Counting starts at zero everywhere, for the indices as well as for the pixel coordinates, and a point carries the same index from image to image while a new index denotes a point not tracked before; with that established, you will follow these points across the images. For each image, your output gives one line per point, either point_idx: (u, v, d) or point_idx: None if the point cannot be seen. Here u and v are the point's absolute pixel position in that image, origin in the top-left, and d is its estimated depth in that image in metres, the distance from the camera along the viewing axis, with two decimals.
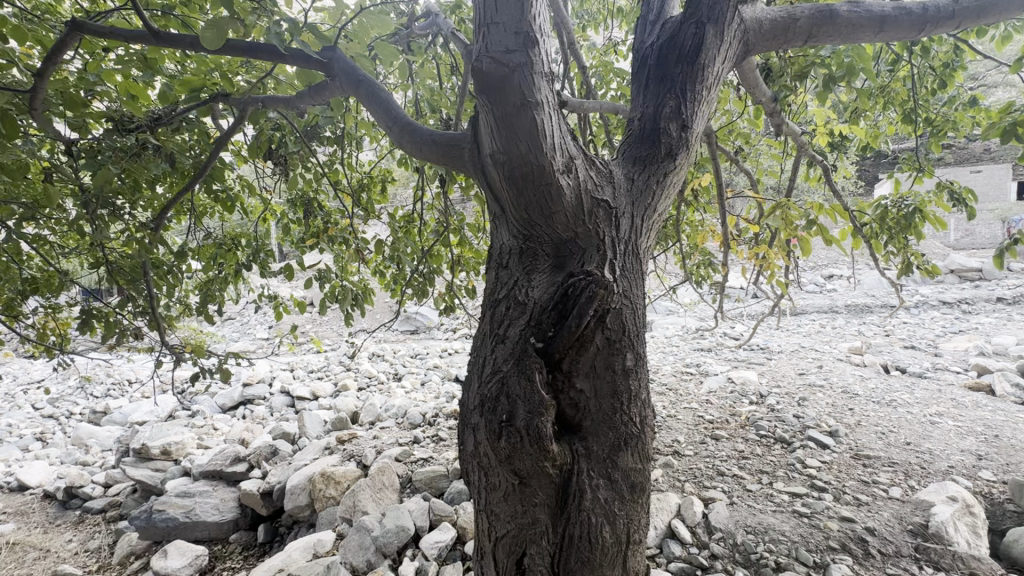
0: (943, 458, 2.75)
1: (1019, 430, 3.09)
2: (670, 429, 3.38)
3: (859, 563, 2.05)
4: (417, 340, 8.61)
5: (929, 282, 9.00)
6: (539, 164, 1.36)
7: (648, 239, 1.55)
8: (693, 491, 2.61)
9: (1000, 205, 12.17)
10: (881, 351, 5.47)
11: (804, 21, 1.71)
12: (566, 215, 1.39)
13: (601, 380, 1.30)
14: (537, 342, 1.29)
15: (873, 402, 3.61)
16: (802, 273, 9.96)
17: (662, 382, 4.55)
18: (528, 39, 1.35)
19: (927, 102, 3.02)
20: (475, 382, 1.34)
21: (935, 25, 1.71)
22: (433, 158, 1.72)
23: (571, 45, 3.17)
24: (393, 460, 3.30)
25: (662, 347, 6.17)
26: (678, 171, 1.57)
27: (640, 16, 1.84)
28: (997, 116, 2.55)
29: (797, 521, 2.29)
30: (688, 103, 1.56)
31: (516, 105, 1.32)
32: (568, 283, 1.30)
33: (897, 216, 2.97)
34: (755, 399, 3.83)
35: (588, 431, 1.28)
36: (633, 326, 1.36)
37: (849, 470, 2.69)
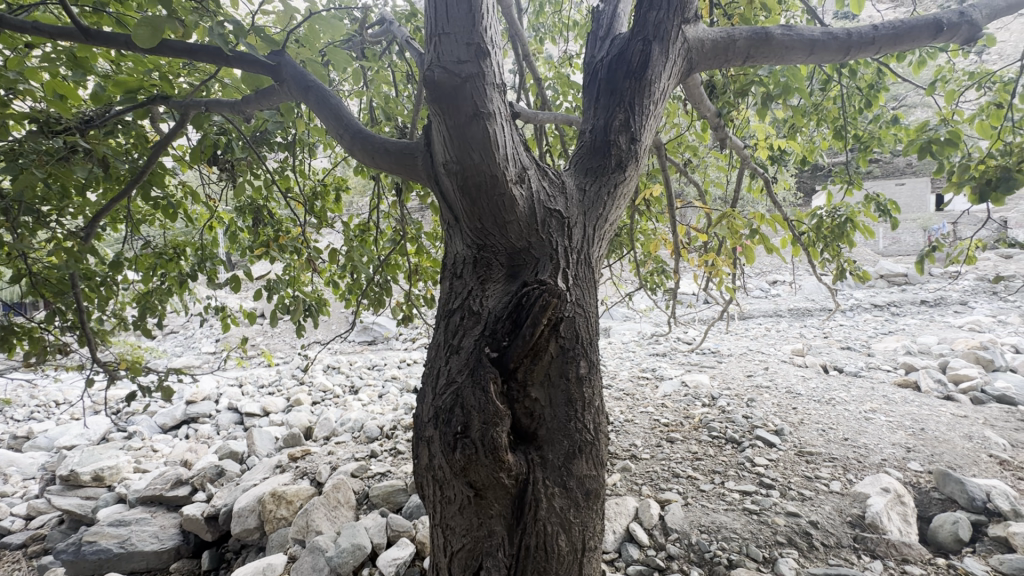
0: (877, 452, 2.94)
1: (942, 422, 3.35)
2: (627, 434, 3.45)
3: (804, 555, 2.16)
4: (374, 351, 8.42)
5: (862, 286, 9.66)
6: (492, 174, 1.37)
7: (601, 249, 1.58)
8: (650, 494, 2.67)
9: (921, 215, 13.25)
10: (820, 352, 5.81)
11: (742, 42, 1.80)
12: (519, 224, 1.41)
13: (555, 389, 1.30)
14: (492, 351, 1.28)
15: (814, 401, 3.82)
16: (748, 279, 10.47)
17: (620, 387, 4.65)
18: (480, 51, 1.37)
19: (855, 120, 3.25)
20: (430, 393, 1.33)
21: (858, 50, 1.84)
22: (386, 167, 1.69)
23: (526, 56, 3.22)
24: (348, 476, 3.20)
25: (619, 353, 6.32)
26: (629, 182, 1.61)
27: (591, 33, 1.90)
28: (916, 133, 2.77)
29: (747, 518, 2.38)
30: (638, 116, 1.62)
31: (468, 115, 1.33)
32: (522, 292, 1.31)
33: (831, 226, 3.18)
34: (707, 401, 3.97)
35: (542, 440, 1.28)
36: (587, 334, 1.38)
37: (793, 466, 2.83)
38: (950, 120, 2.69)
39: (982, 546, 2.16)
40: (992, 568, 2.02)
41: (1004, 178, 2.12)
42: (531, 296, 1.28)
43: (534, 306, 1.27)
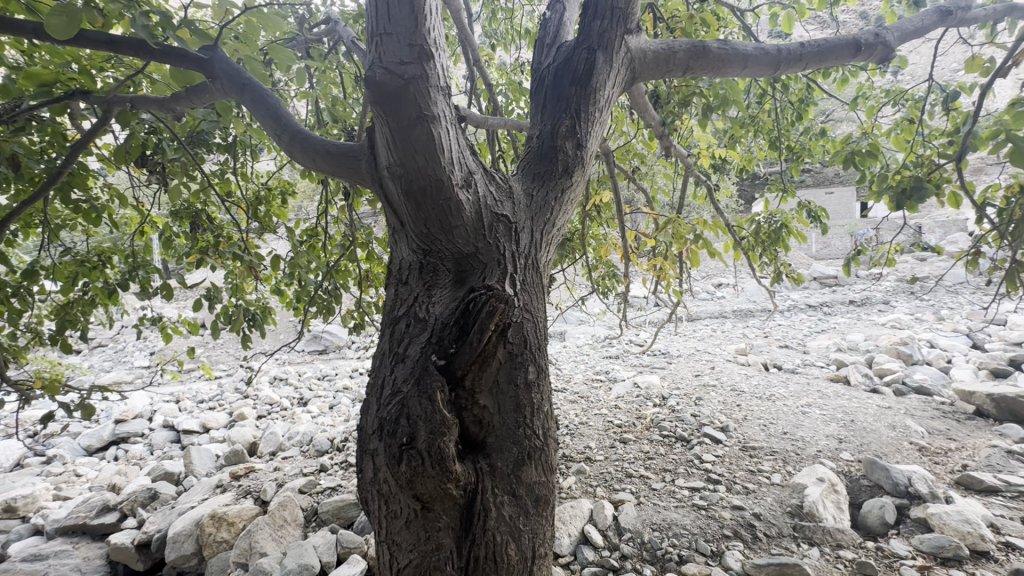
0: (813, 444, 3.11)
1: (869, 414, 3.60)
2: (581, 437, 3.49)
3: (749, 546, 2.24)
4: (325, 360, 8.12)
5: (797, 288, 10.28)
6: (437, 178, 1.35)
7: (549, 254, 1.58)
8: (604, 495, 2.70)
9: (848, 221, 14.29)
10: (761, 351, 6.12)
11: (682, 54, 1.87)
12: (466, 229, 1.39)
13: (504, 396, 1.29)
14: (439, 359, 1.25)
15: (756, 397, 4.01)
16: (695, 283, 10.92)
17: (575, 390, 4.71)
18: (423, 52, 1.34)
19: (789, 132, 3.45)
20: (374, 404, 1.29)
21: (788, 65, 1.95)
22: (329, 170, 1.63)
23: (476, 61, 3.21)
24: (295, 493, 3.05)
25: (574, 357, 6.41)
26: (576, 188, 1.63)
27: (538, 40, 1.92)
28: (841, 145, 2.98)
29: (696, 514, 2.45)
30: (583, 123, 1.64)
31: (411, 118, 1.30)
32: (468, 298, 1.28)
33: (768, 231, 3.35)
34: (658, 401, 4.09)
35: (491, 448, 1.27)
36: (535, 339, 1.38)
37: (738, 461, 2.95)
38: (870, 133, 2.91)
39: (905, 527, 2.32)
40: (914, 547, 2.17)
41: (917, 187, 2.31)
42: (478, 302, 1.26)
43: (481, 312, 1.25)
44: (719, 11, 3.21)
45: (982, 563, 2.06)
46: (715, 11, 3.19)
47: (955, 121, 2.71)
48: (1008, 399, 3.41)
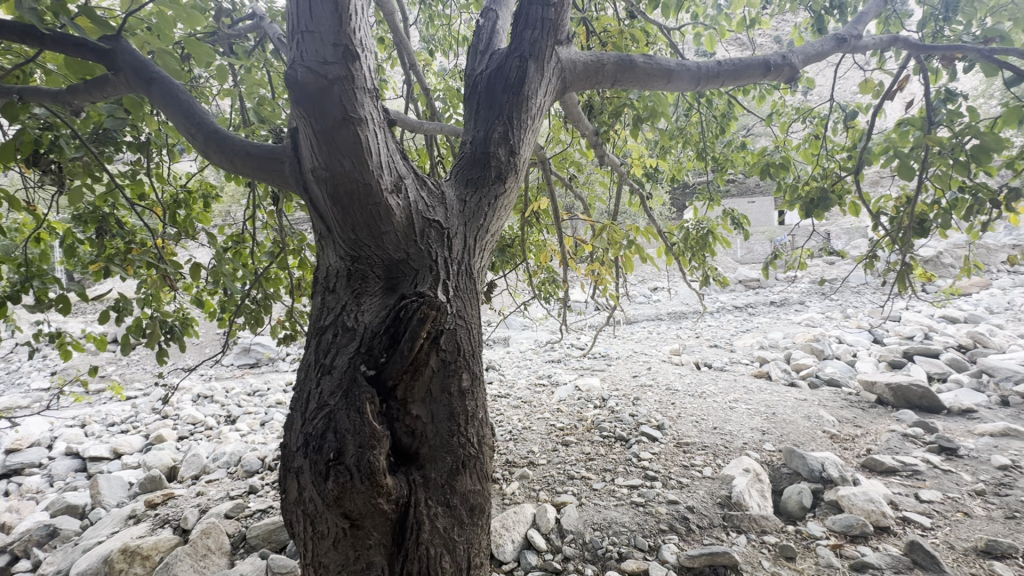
0: (740, 437, 3.30)
1: (788, 406, 3.88)
2: (524, 441, 3.51)
3: (683, 539, 2.33)
4: (255, 374, 7.64)
5: (725, 291, 10.96)
6: (365, 183, 1.31)
7: (483, 259, 1.58)
8: (547, 498, 2.72)
9: (767, 229, 15.43)
10: (693, 350, 6.46)
11: (609, 67, 1.94)
12: (396, 235, 1.36)
13: (437, 404, 1.27)
14: (368, 369, 1.22)
15: (689, 395, 4.21)
16: (632, 287, 11.35)
17: (518, 395, 4.73)
18: (348, 53, 1.30)
19: (713, 144, 3.67)
20: (300, 419, 1.23)
21: (707, 81, 2.06)
22: (249, 173, 1.54)
23: (412, 66, 3.17)
24: (220, 518, 2.83)
25: (517, 362, 6.45)
26: (509, 194, 1.64)
27: (470, 46, 1.93)
28: (759, 157, 3.20)
29: (634, 511, 2.53)
30: (516, 129, 1.65)
31: (336, 120, 1.26)
32: (399, 305, 1.25)
33: (697, 237, 3.54)
34: (598, 402, 4.19)
35: (425, 458, 1.24)
36: (469, 346, 1.37)
37: (673, 457, 3.07)
38: (783, 147, 3.16)
39: (820, 509, 2.51)
40: (828, 528, 2.35)
41: (822, 197, 2.52)
42: (409, 309, 1.23)
43: (412, 319, 1.22)
44: (648, 28, 3.37)
45: (885, 537, 2.27)
46: (644, 28, 3.35)
47: (854, 137, 3.00)
48: (903, 387, 3.79)
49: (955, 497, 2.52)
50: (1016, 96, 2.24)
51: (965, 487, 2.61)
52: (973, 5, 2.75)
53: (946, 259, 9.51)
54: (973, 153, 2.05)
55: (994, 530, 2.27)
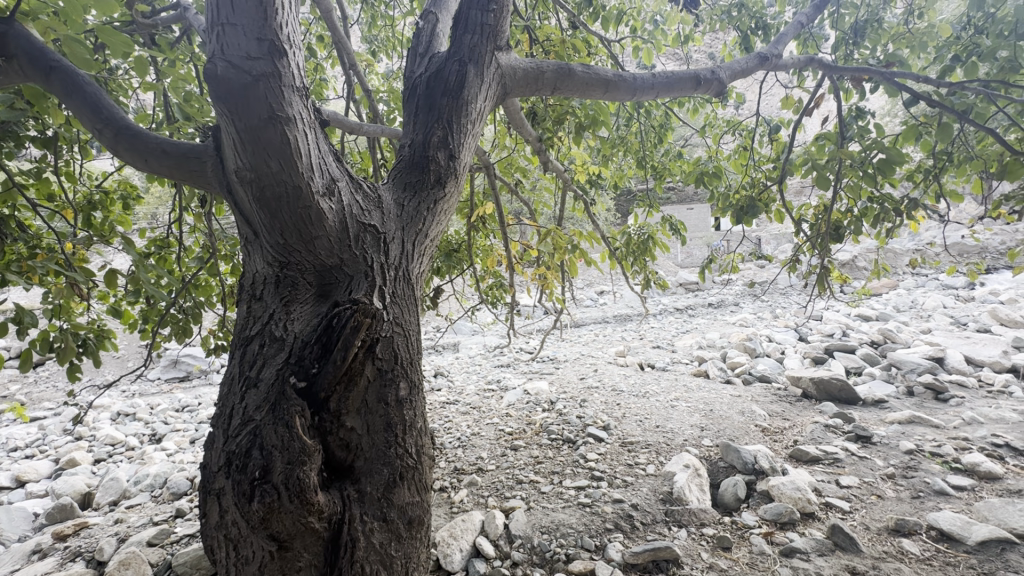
0: (681, 434, 3.43)
1: (724, 403, 4.08)
2: (473, 448, 3.48)
3: (628, 536, 2.38)
4: (185, 389, 7.12)
5: (666, 294, 11.43)
6: (294, 185, 1.25)
7: (422, 264, 1.55)
8: (495, 504, 2.71)
9: (704, 234, 16.25)
10: (638, 351, 6.67)
11: (549, 74, 1.96)
12: (329, 240, 1.31)
13: (373, 415, 1.23)
14: (298, 381, 1.17)
15: (633, 395, 4.33)
16: (579, 291, 11.59)
17: (467, 401, 4.69)
18: (274, 48, 1.24)
19: (652, 153, 3.82)
20: (223, 437, 1.16)
21: (643, 92, 2.12)
22: (167, 172, 1.43)
23: (353, 66, 3.08)
24: (142, 547, 2.58)
25: (466, 368, 6.40)
26: (449, 198, 1.62)
27: (410, 48, 1.90)
28: (695, 166, 3.35)
29: (581, 512, 2.56)
30: (455, 133, 1.64)
31: (262, 118, 1.20)
32: (331, 314, 1.20)
33: (638, 242, 3.66)
34: (547, 405, 4.23)
35: (360, 472, 1.21)
36: (407, 354, 1.34)
37: (618, 457, 3.14)
38: (715, 157, 3.33)
39: (753, 499, 2.65)
40: (760, 517, 2.48)
41: (751, 205, 2.68)
42: (342, 317, 1.19)
43: (345, 328, 1.17)
44: (590, 39, 3.46)
45: (810, 522, 2.42)
46: (586, 39, 3.43)
47: (777, 149, 3.22)
48: (824, 381, 4.09)
49: (870, 481, 2.74)
50: (913, 116, 2.48)
51: (878, 471, 2.84)
52: (877, 32, 3.03)
53: (860, 263, 10.40)
54: (879, 166, 2.23)
55: (902, 509, 2.49)
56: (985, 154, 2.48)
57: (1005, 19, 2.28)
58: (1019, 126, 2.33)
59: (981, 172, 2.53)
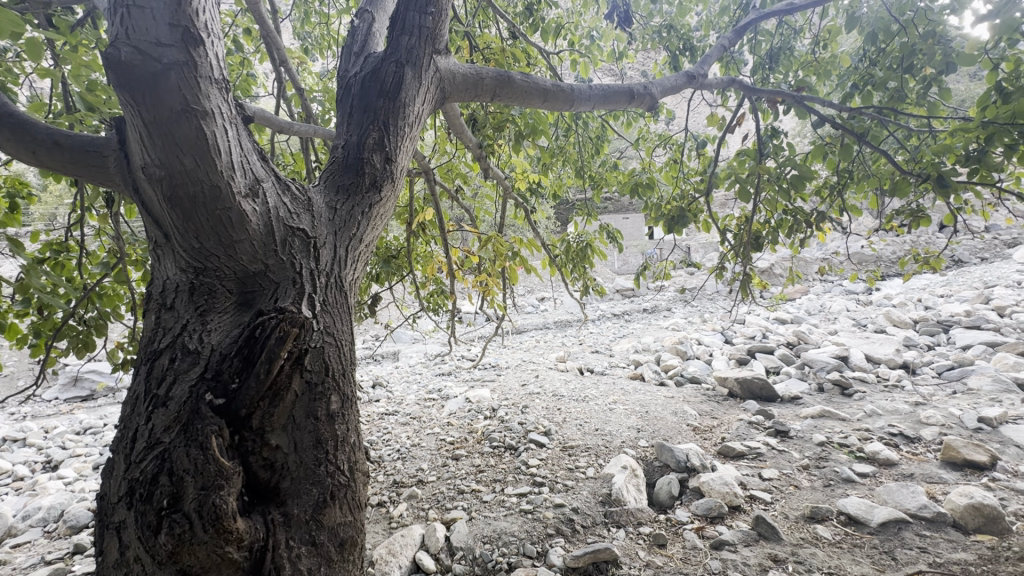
0: (619, 436, 3.52)
1: (658, 404, 4.24)
2: (413, 460, 3.39)
3: (569, 540, 2.40)
4: (88, 408, 6.41)
5: (604, 300, 11.80)
6: (212, 185, 1.16)
7: (356, 271, 1.49)
8: (436, 517, 2.65)
9: (639, 242, 16.95)
10: (577, 356, 6.81)
11: (488, 81, 1.96)
12: (251, 244, 1.22)
13: (301, 432, 1.16)
14: (215, 398, 1.07)
15: (573, 400, 4.41)
16: (520, 297, 11.69)
17: (407, 412, 4.56)
18: (189, 36, 1.16)
19: (590, 163, 3.93)
20: (124, 463, 1.05)
21: (580, 102, 2.16)
22: (62, 167, 1.28)
23: (283, 62, 2.93)
24: None
25: (407, 377, 6.25)
26: (385, 203, 1.57)
27: (344, 46, 1.84)
28: (630, 176, 3.48)
29: (523, 519, 2.56)
30: (391, 136, 1.59)
31: (173, 111, 1.11)
32: (254, 323, 1.12)
33: (577, 249, 3.73)
34: (488, 412, 4.19)
35: (286, 493, 1.14)
36: (339, 365, 1.27)
37: (559, 461, 3.17)
38: (648, 168, 3.49)
39: (686, 496, 2.76)
40: (692, 513, 2.59)
41: (680, 215, 2.82)
42: (265, 327, 1.11)
43: (269, 339, 1.10)
44: (529, 50, 3.51)
45: (737, 515, 2.56)
46: (526, 49, 3.49)
47: (704, 163, 3.42)
48: (748, 381, 4.37)
49: (788, 473, 2.95)
50: (820, 136, 2.72)
51: (795, 463, 3.06)
52: (789, 59, 3.32)
53: (777, 270, 11.28)
54: (792, 181, 2.42)
55: (816, 497, 2.69)
56: (879, 173, 2.76)
57: (893, 54, 2.57)
58: (905, 149, 2.61)
59: (876, 189, 2.81)
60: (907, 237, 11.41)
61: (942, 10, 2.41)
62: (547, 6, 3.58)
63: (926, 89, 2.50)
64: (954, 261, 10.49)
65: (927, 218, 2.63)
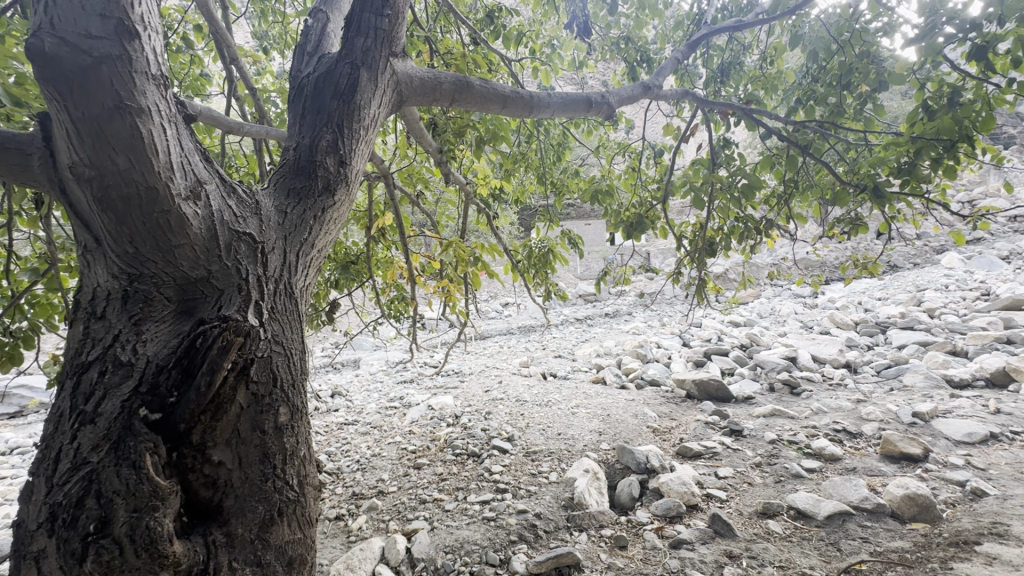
0: (581, 439, 3.55)
1: (619, 407, 4.31)
2: (373, 470, 3.30)
3: (532, 546, 2.40)
4: (15, 426, 5.90)
5: (567, 305, 11.93)
6: (148, 187, 1.09)
7: (307, 277, 1.44)
8: (397, 528, 2.59)
9: (600, 247, 17.25)
10: (541, 361, 6.84)
11: (447, 85, 1.94)
12: (193, 249, 1.16)
13: (245, 446, 1.12)
14: (151, 413, 1.01)
15: (536, 405, 4.42)
16: (483, 302, 11.65)
17: (367, 421, 4.45)
18: (124, 29, 1.09)
19: (551, 170, 3.97)
20: (46, 486, 0.97)
21: (540, 109, 2.16)
22: None
23: (234, 60, 2.81)
24: None
25: (367, 385, 6.10)
26: (339, 207, 1.53)
27: (298, 46, 1.80)
28: (590, 183, 3.54)
29: (485, 526, 2.53)
30: (346, 139, 1.55)
31: (105, 108, 1.04)
32: (194, 333, 1.06)
33: (539, 255, 3.75)
34: (451, 419, 4.14)
35: (230, 511, 1.08)
36: (288, 375, 1.23)
37: (522, 467, 3.16)
38: (608, 176, 3.55)
39: (646, 497, 2.81)
40: (652, 513, 2.63)
41: (639, 221, 2.88)
42: (207, 337, 1.05)
43: (210, 350, 1.04)
44: (491, 56, 3.51)
45: (695, 514, 2.63)
46: (487, 56, 3.50)
47: (661, 171, 3.52)
48: (704, 382, 4.51)
49: (741, 471, 3.05)
50: (768, 148, 2.84)
51: (748, 461, 3.17)
52: (739, 74, 3.47)
53: (731, 275, 11.74)
54: (743, 190, 2.52)
55: (767, 493, 2.80)
56: (822, 184, 2.92)
57: (832, 71, 2.72)
58: (845, 160, 2.77)
59: (819, 199, 2.97)
60: (848, 244, 12.13)
61: (876, 32, 2.58)
62: (507, 14, 3.61)
63: (862, 105, 2.66)
64: (890, 266, 11.23)
65: (865, 226, 2.80)
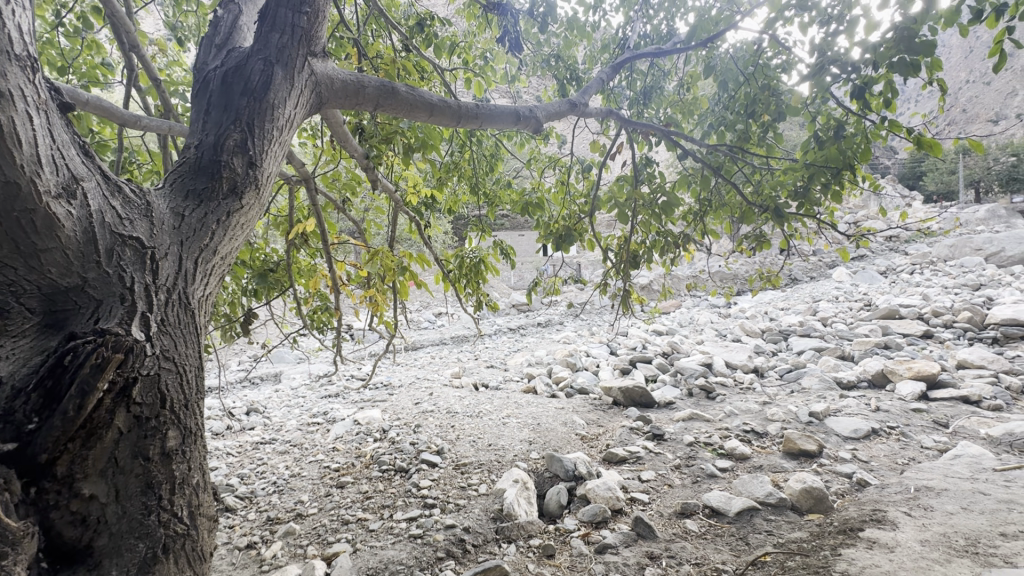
0: (512, 450, 3.55)
1: (550, 416, 4.36)
2: (292, 492, 3.09)
3: (460, 561, 2.34)
4: None
5: (500, 315, 11.98)
6: (6, 182, 0.96)
7: (207, 288, 1.33)
8: (316, 553, 2.43)
9: (533, 258, 17.52)
10: (473, 371, 6.79)
11: (371, 90, 1.86)
12: (64, 254, 1.05)
13: (124, 477, 1.02)
14: (2, 443, 0.89)
15: (467, 416, 4.36)
16: (415, 313, 11.39)
17: (286, 439, 4.16)
18: None
19: (484, 180, 3.97)
20: None
21: (467, 119, 2.15)
22: None
23: (135, 48, 2.55)
24: None
25: (288, 401, 5.72)
26: (247, 212, 1.42)
27: (205, 37, 1.69)
28: (521, 195, 3.58)
29: (412, 545, 2.44)
30: (256, 139, 1.45)
31: None
32: (62, 349, 0.95)
33: (470, 265, 3.72)
34: (378, 434, 3.98)
35: (102, 552, 0.99)
36: (179, 395, 1.13)
37: (451, 480, 3.10)
38: (538, 189, 3.61)
39: (574, 504, 2.85)
40: (579, 520, 2.68)
41: (567, 234, 2.95)
42: (77, 353, 0.94)
43: (81, 368, 0.93)
44: (423, 64, 3.46)
45: (619, 517, 2.70)
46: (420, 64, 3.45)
47: (587, 185, 3.63)
48: (629, 390, 4.68)
49: (663, 473, 3.19)
50: (684, 168, 3.03)
51: (669, 464, 3.33)
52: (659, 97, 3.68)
53: (654, 286, 12.38)
54: (663, 207, 2.68)
55: (685, 493, 2.95)
56: (732, 203, 3.14)
57: (739, 101, 2.96)
58: (751, 183, 2.95)
59: (729, 216, 3.19)
60: (756, 258, 13.24)
61: (776, 68, 2.85)
62: (440, 24, 3.58)
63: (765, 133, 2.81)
64: (791, 279, 12.41)
65: (768, 243, 3.06)
